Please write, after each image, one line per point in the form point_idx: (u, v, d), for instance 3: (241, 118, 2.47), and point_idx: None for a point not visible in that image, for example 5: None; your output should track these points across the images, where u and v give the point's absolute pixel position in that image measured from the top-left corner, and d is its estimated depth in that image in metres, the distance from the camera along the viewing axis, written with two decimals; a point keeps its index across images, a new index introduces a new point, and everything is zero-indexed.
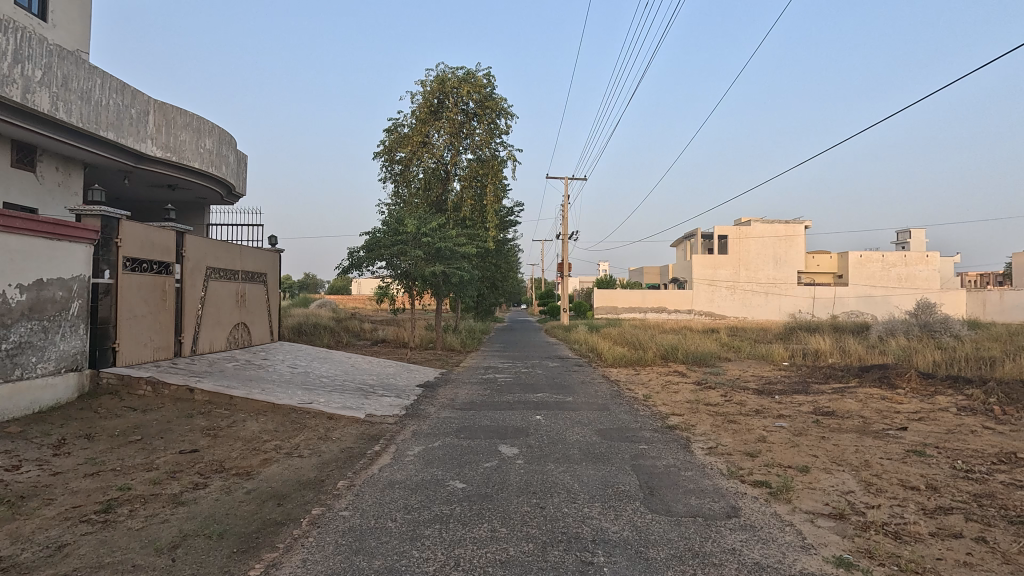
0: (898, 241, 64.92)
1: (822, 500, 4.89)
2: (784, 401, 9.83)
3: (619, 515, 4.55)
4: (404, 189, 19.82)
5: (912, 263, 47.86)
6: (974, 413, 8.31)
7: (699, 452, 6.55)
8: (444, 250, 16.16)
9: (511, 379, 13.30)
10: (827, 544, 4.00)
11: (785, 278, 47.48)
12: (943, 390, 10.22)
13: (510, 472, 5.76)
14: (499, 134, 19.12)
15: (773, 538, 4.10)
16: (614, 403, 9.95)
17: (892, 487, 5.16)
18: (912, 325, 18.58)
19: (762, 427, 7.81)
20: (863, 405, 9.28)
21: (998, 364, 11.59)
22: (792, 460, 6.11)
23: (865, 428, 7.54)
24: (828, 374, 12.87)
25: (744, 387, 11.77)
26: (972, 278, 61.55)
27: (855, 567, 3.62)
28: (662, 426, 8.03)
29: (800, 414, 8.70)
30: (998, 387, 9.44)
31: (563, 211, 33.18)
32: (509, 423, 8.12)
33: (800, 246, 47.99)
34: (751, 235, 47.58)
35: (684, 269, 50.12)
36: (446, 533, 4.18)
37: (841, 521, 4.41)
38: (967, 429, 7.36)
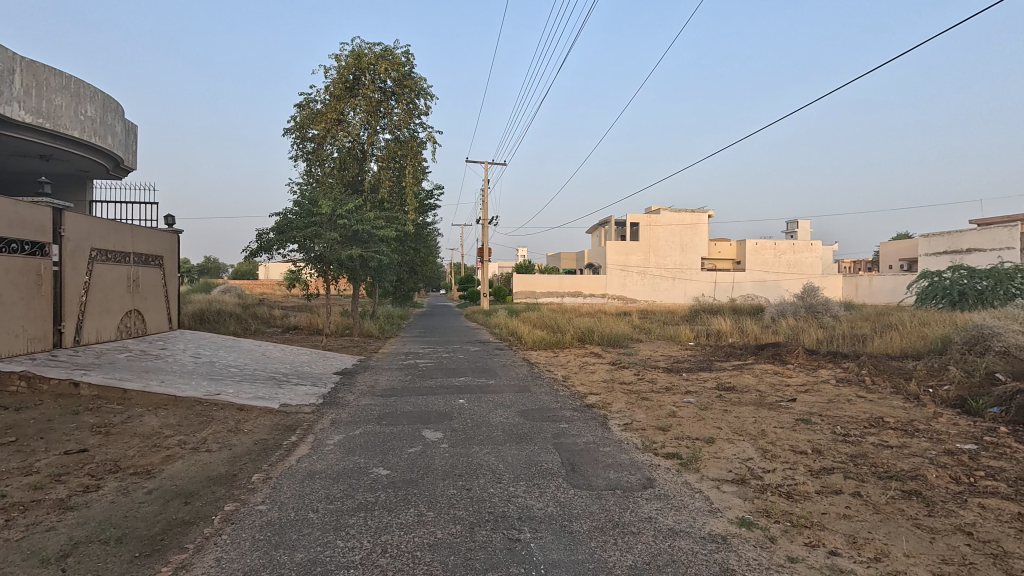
0: (787, 230, 71.13)
1: (726, 467, 5.32)
2: (691, 378, 10.57)
3: (543, 492, 4.70)
4: (317, 167, 18.85)
5: (799, 250, 52.55)
6: (850, 383, 9.40)
7: (616, 429, 6.87)
8: (362, 233, 15.64)
9: (432, 364, 13.21)
10: (731, 506, 4.37)
11: (691, 264, 50.40)
12: (825, 364, 11.43)
13: (436, 456, 5.75)
14: (419, 115, 18.67)
15: (684, 505, 4.41)
16: (535, 384, 10.20)
17: (784, 453, 5.71)
18: (799, 306, 20.53)
19: (673, 403, 8.32)
20: (759, 379, 10.18)
21: (868, 340, 13.11)
22: (700, 432, 6.58)
23: (762, 401, 8.26)
24: (729, 352, 13.94)
25: (654, 365, 12.47)
26: (847, 265, 68.65)
27: (754, 526, 3.98)
28: (580, 405, 8.34)
29: (706, 389, 9.39)
30: (868, 361, 10.69)
31: (482, 196, 33.13)
32: (433, 408, 8.08)
33: (704, 233, 51.03)
34: (660, 223, 49.96)
35: (599, 254, 51.89)
36: (372, 521, 4.11)
37: (742, 485, 4.82)
38: (844, 398, 8.30)
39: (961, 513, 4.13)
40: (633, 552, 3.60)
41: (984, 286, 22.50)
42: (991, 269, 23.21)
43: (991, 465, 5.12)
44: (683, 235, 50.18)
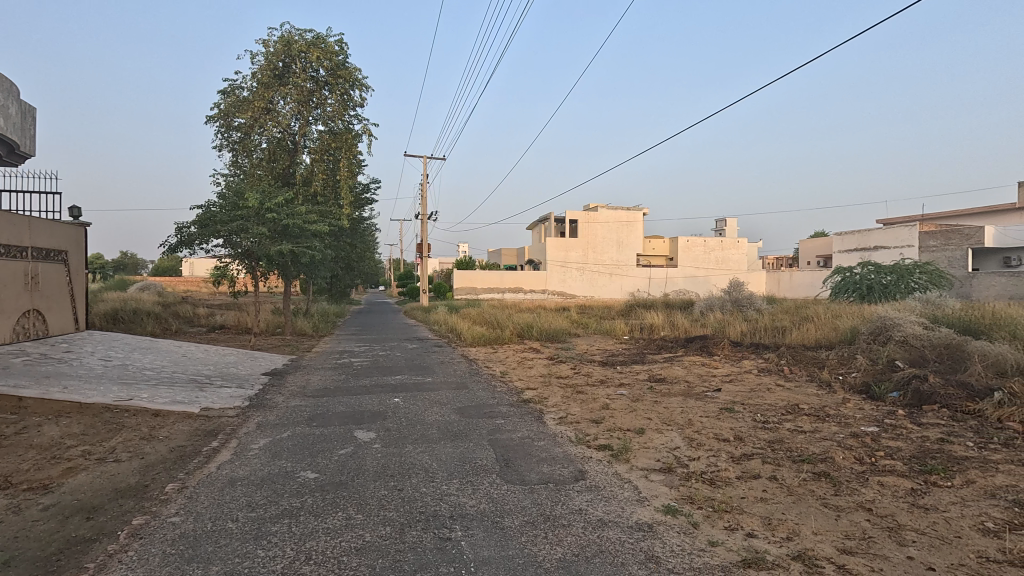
0: (716, 228, 74.58)
1: (654, 457, 5.50)
2: (625, 371, 10.88)
3: (476, 489, 4.67)
4: (244, 158, 17.93)
5: (727, 247, 55.19)
6: (770, 373, 9.97)
7: (551, 423, 6.95)
8: (293, 228, 15.02)
9: (368, 362, 12.91)
10: (657, 495, 4.51)
11: (626, 261, 51.50)
12: (748, 355, 12.08)
13: (367, 457, 5.60)
14: (354, 106, 18.12)
15: (614, 495, 4.52)
16: (472, 381, 10.17)
17: (709, 441, 5.97)
18: (726, 301, 21.57)
19: (607, 396, 8.53)
20: (687, 371, 10.61)
21: (786, 331, 13.96)
22: (631, 424, 6.77)
23: (690, 391, 8.60)
24: (661, 345, 14.46)
25: (590, 359, 12.74)
26: (771, 262, 72.81)
27: (679, 513, 4.13)
28: (517, 400, 8.39)
29: (638, 381, 9.69)
30: (786, 351, 11.39)
31: (422, 190, 32.65)
32: (366, 408, 7.88)
33: (638, 230, 52.40)
34: (597, 220, 50.93)
35: (539, 250, 52.42)
36: (296, 527, 3.94)
37: (669, 473, 5.00)
38: (764, 386, 8.79)
39: (863, 491, 4.47)
40: (562, 545, 3.64)
41: (889, 280, 24.44)
42: (895, 265, 25.25)
43: (890, 445, 5.57)
44: (619, 232, 51.48)
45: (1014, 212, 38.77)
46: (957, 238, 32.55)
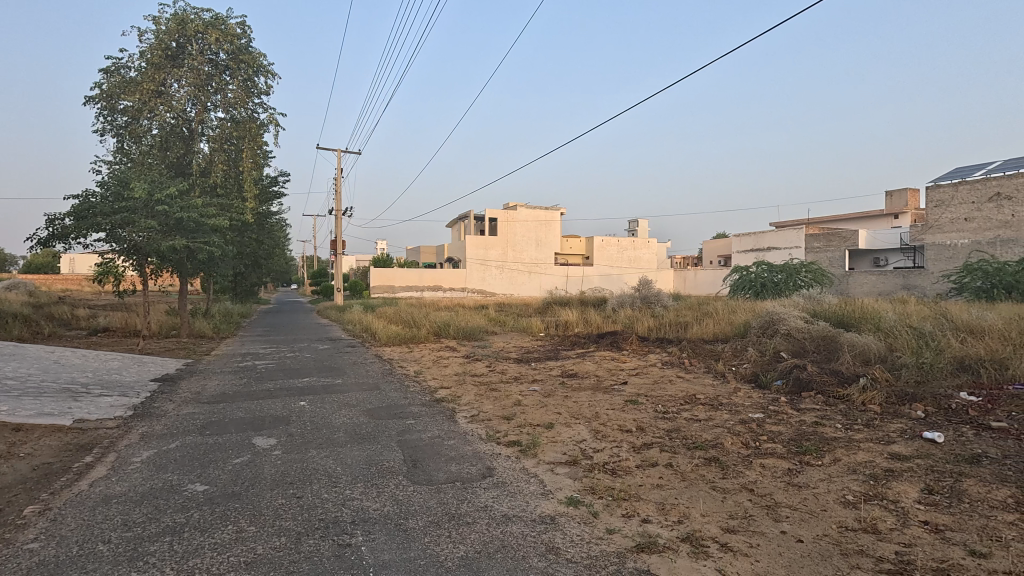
0: (629, 228, 77.63)
1: (561, 450, 5.64)
2: (538, 367, 11.07)
3: (381, 492, 4.56)
4: (131, 144, 16.36)
5: (639, 247, 57.77)
6: (672, 366, 10.55)
7: (463, 421, 6.92)
8: (188, 222, 13.92)
9: (273, 365, 12.24)
10: (561, 487, 4.63)
11: (545, 259, 52.58)
12: (653, 349, 12.71)
13: (265, 465, 5.30)
14: (258, 94, 17.10)
15: (520, 490, 4.57)
16: (385, 381, 9.93)
17: (614, 432, 6.20)
18: (636, 298, 22.56)
19: (519, 392, 8.64)
20: (597, 365, 10.99)
21: (688, 326, 14.85)
22: (541, 419, 6.90)
23: (598, 386, 8.91)
24: (574, 341, 14.87)
25: (506, 357, 12.86)
26: (678, 261, 77.05)
27: (580, 503, 4.26)
28: (429, 400, 8.29)
29: (550, 377, 9.90)
30: (688, 345, 12.11)
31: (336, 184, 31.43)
32: (267, 413, 7.45)
33: (555, 230, 53.55)
34: (516, 219, 51.46)
35: (459, 249, 52.08)
36: (179, 545, 3.65)
37: (574, 466, 5.14)
38: (666, 379, 9.29)
39: (747, 473, 4.83)
40: (465, 543, 3.63)
41: (779, 279, 26.66)
42: (784, 264, 27.59)
43: (772, 430, 6.08)
44: (538, 231, 52.37)
45: (882, 217, 43.63)
46: (836, 240, 36.13)
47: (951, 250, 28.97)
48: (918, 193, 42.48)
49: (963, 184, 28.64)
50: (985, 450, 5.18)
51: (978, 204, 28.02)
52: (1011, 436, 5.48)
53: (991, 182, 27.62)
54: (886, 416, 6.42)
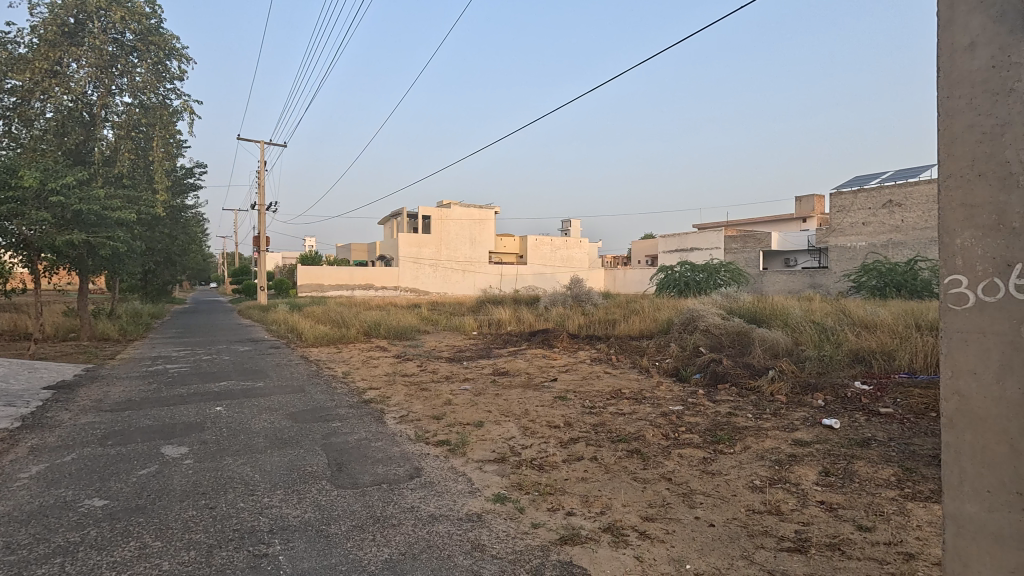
0: (562, 228, 79.07)
1: (490, 448, 5.67)
2: (470, 366, 11.08)
3: (302, 498, 4.39)
4: (21, 128, 14.81)
5: (572, 246, 58.99)
6: (600, 362, 10.88)
7: (391, 422, 6.80)
8: (89, 214, 12.77)
9: (188, 368, 11.48)
10: (489, 485, 4.65)
11: (479, 257, 52.55)
12: (583, 346, 13.04)
13: (175, 475, 4.96)
14: (170, 78, 15.93)
15: (447, 490, 4.55)
16: (310, 383, 9.57)
17: (542, 429, 6.31)
18: (567, 296, 23.04)
19: (450, 391, 8.60)
20: (529, 363, 11.14)
21: (616, 324, 15.35)
22: (471, 417, 6.91)
23: (529, 383, 9.03)
24: (506, 339, 14.98)
25: (437, 356, 12.76)
26: (608, 260, 79.30)
27: (507, 500, 4.30)
28: (357, 401, 8.08)
29: (482, 375, 9.94)
30: (615, 342, 12.53)
31: (259, 178, 29.91)
32: (179, 420, 6.97)
33: (490, 228, 53.44)
34: (450, 217, 51.10)
35: (391, 247, 51.01)
36: (72, 566, 3.35)
37: (502, 463, 5.18)
38: (594, 374, 9.57)
39: (666, 463, 5.07)
40: (389, 545, 3.57)
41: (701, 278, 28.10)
42: (706, 264, 29.10)
43: (690, 421, 6.41)
44: (472, 229, 52.25)
45: (792, 221, 46.93)
46: (752, 242, 38.52)
47: (851, 252, 31.63)
48: (824, 199, 46.04)
49: (861, 192, 31.37)
50: (874, 433, 5.71)
51: (874, 211, 30.77)
52: (895, 420, 6.07)
53: (885, 190, 30.42)
54: (791, 405, 6.94)
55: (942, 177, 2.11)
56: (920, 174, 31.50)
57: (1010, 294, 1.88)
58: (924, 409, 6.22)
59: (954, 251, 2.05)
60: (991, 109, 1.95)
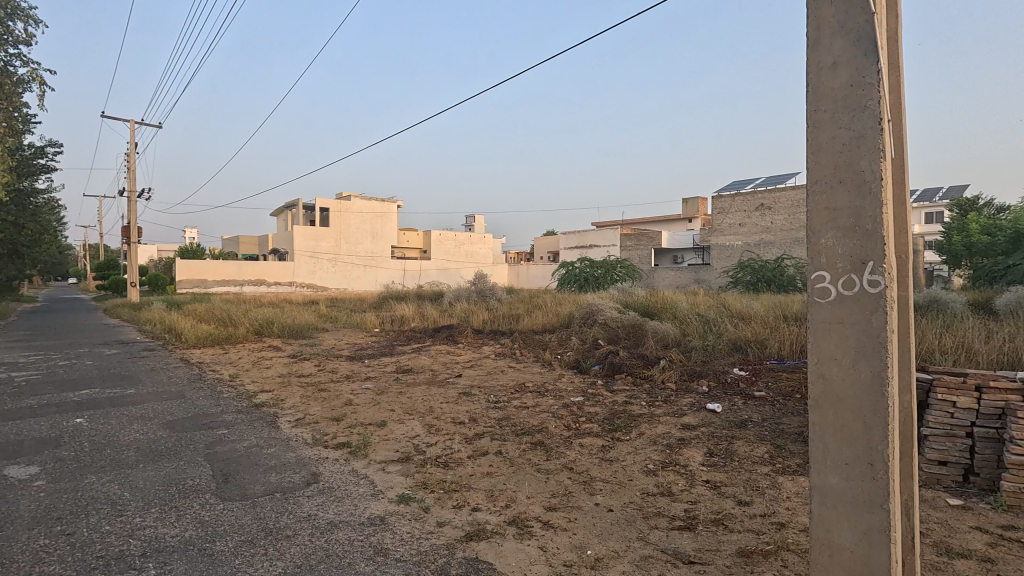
0: (466, 224, 78.97)
1: (393, 448, 5.51)
2: (372, 364, 10.72)
3: (182, 515, 3.99)
4: None
5: (475, 242, 59.15)
6: (504, 356, 11.01)
7: (285, 427, 6.39)
8: None
9: (39, 376, 10.01)
10: (392, 486, 4.52)
11: (381, 252, 51.04)
12: (487, 341, 13.12)
13: (22, 500, 4.30)
14: (15, 42, 13.76)
15: (347, 494, 4.36)
16: (192, 388, 8.75)
17: (447, 425, 6.25)
18: (472, 291, 23.06)
19: (350, 391, 8.26)
20: (433, 359, 11.01)
21: (520, 318, 15.62)
22: (373, 417, 6.67)
23: (433, 380, 8.91)
24: (410, 336, 14.68)
25: (337, 354, 12.20)
26: (512, 256, 80.37)
27: (412, 500, 4.20)
28: (246, 406, 7.50)
29: (384, 373, 9.66)
30: (519, 336, 12.75)
31: (129, 161, 26.83)
32: (27, 436, 6.06)
33: (392, 223, 52.16)
34: (350, 210, 49.15)
35: (285, 240, 48.03)
36: None
37: (406, 462, 5.06)
38: (499, 369, 9.65)
39: (568, 453, 5.23)
40: (283, 558, 3.35)
41: (599, 274, 29.37)
42: (603, 260, 30.44)
43: (590, 411, 6.66)
44: (373, 223, 50.65)
45: (680, 221, 50.44)
46: (645, 240, 40.88)
47: (729, 250, 34.63)
48: (707, 201, 49.94)
49: (738, 195, 34.41)
50: (750, 415, 6.29)
51: (749, 213, 33.90)
52: (767, 402, 6.73)
53: (758, 194, 33.61)
54: (680, 392, 7.47)
55: (810, 183, 2.32)
56: (787, 181, 35.16)
57: (863, 289, 2.13)
58: (791, 391, 6.95)
59: (819, 249, 2.27)
60: (850, 123, 2.19)
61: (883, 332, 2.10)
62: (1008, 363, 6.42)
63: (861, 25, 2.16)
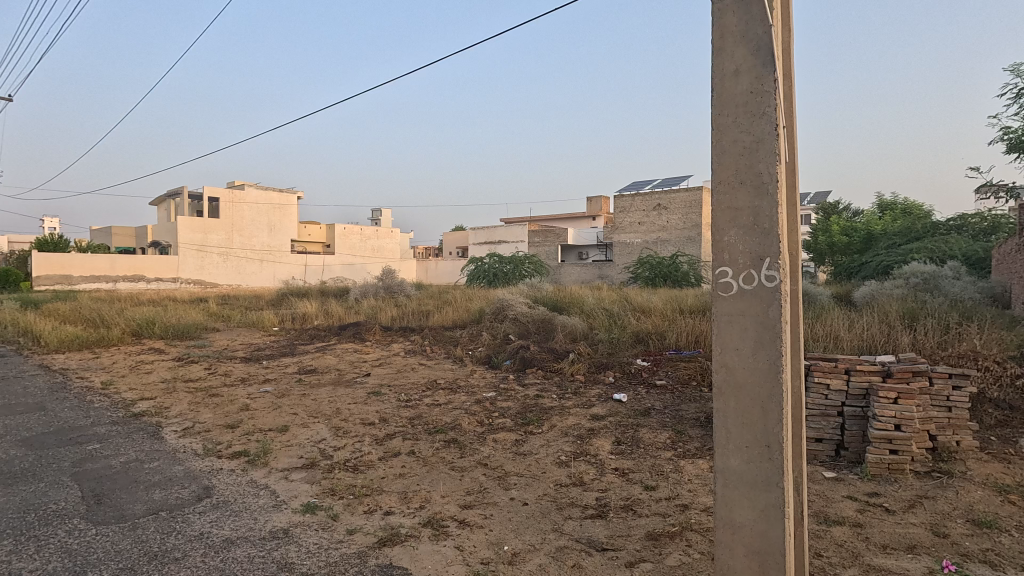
0: (373, 218, 76.65)
1: (296, 454, 5.18)
2: (271, 365, 10.04)
3: (42, 546, 3.47)
4: None
5: (382, 236, 57.50)
6: (415, 353, 10.77)
7: (171, 438, 5.79)
8: None
9: None
10: (296, 495, 4.24)
11: (279, 246, 48.08)
12: (396, 338, 12.78)
13: None
14: None
15: (245, 507, 4.02)
16: (55, 399, 7.68)
17: (355, 427, 5.99)
18: (379, 287, 22.38)
19: (247, 395, 7.67)
20: (339, 358, 10.53)
21: (429, 314, 15.38)
22: (273, 423, 6.24)
23: (339, 380, 8.51)
24: (313, 334, 13.93)
25: (230, 356, 11.29)
26: (420, 252, 79.05)
27: (319, 509, 3.96)
28: (123, 416, 6.71)
29: (285, 375, 9.08)
30: (429, 333, 12.54)
31: None
32: None
33: (292, 215, 49.34)
34: (244, 200, 45.75)
35: (167, 232, 43.75)
36: None
37: (311, 469, 4.78)
38: (409, 367, 9.42)
39: (481, 449, 5.21)
40: None
41: (507, 269, 29.69)
42: (512, 256, 30.80)
43: (503, 406, 6.69)
44: (270, 215, 47.57)
45: (584, 219, 52.26)
46: (552, 236, 41.91)
47: (630, 247, 36.42)
48: (609, 200, 52.13)
49: (637, 195, 36.28)
50: (652, 403, 6.63)
51: (647, 212, 35.85)
52: (668, 390, 7.14)
53: (655, 195, 35.62)
54: (589, 383, 7.73)
55: (714, 183, 2.45)
56: (680, 183, 37.59)
57: (761, 283, 2.29)
58: (688, 378, 7.42)
59: (723, 246, 2.40)
60: (750, 127, 2.34)
61: (778, 324, 2.26)
62: (866, 348, 7.30)
63: (759, 36, 2.31)
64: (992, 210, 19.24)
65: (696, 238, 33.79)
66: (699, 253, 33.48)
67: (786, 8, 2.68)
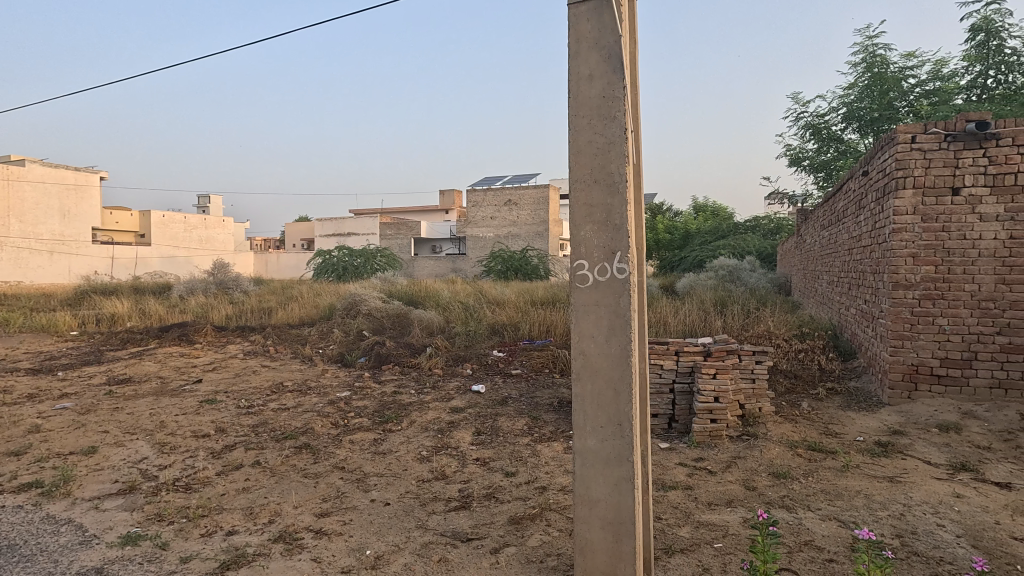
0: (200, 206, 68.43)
1: (109, 479, 4.43)
2: (70, 377, 8.43)
3: None
4: None
5: (211, 226, 51.53)
6: (256, 355, 9.84)
7: None
8: None
9: None
10: (112, 526, 3.62)
11: (77, 235, 40.48)
12: (232, 339, 11.56)
13: None
14: None
15: (41, 549, 3.33)
16: None
17: (185, 441, 5.29)
18: (209, 283, 20.04)
19: (37, 415, 6.34)
20: (161, 364, 9.20)
21: (271, 312, 14.17)
22: (75, 445, 5.24)
23: (163, 389, 7.44)
24: (126, 338, 12.00)
25: (11, 368, 9.23)
26: (258, 245, 72.33)
27: (143, 539, 3.43)
28: None
29: (90, 388, 7.69)
30: (272, 332, 11.56)
31: None
32: None
33: (93, 199, 42.25)
34: (21, 177, 36.84)
35: None
36: None
37: (130, 494, 4.12)
38: (250, 369, 8.59)
39: (337, 452, 4.94)
40: None
41: (359, 262, 28.57)
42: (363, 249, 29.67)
43: (358, 405, 6.41)
44: (63, 197, 39.93)
45: (437, 212, 52.20)
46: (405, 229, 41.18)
47: (482, 241, 37.19)
48: (461, 195, 52.62)
49: (489, 191, 37.16)
50: (509, 392, 6.86)
51: (499, 207, 36.93)
52: (523, 378, 7.44)
53: (506, 191, 36.80)
54: (447, 377, 7.74)
55: (572, 181, 2.57)
56: (529, 181, 39.32)
57: (613, 276, 2.47)
58: (541, 366, 7.79)
59: (580, 240, 2.54)
60: (602, 130, 2.50)
61: (627, 312, 2.46)
62: (689, 331, 8.32)
63: (611, 45, 2.48)
64: (777, 213, 23.18)
65: (544, 233, 35.62)
66: (547, 248, 35.38)
67: (632, 21, 2.89)
